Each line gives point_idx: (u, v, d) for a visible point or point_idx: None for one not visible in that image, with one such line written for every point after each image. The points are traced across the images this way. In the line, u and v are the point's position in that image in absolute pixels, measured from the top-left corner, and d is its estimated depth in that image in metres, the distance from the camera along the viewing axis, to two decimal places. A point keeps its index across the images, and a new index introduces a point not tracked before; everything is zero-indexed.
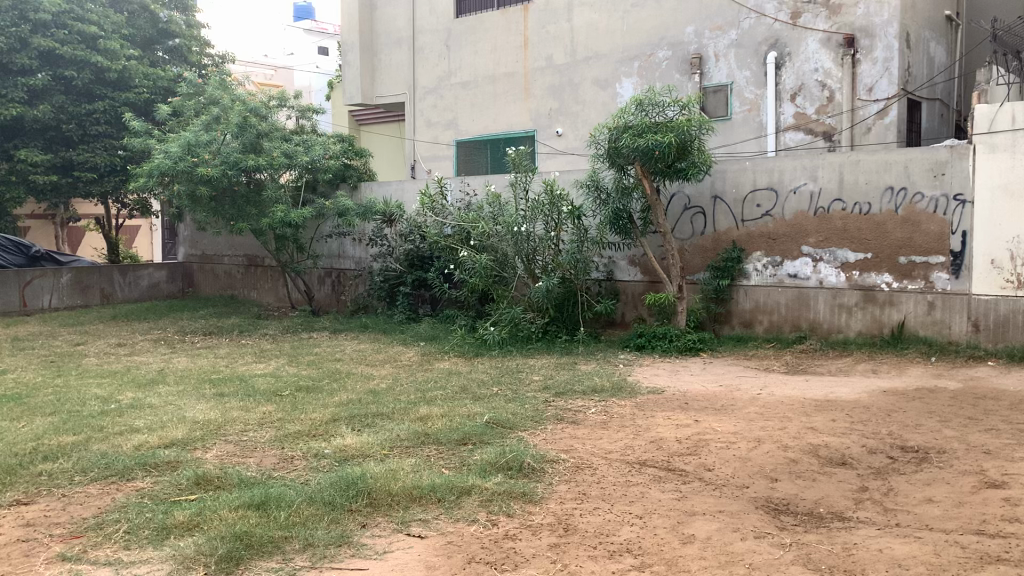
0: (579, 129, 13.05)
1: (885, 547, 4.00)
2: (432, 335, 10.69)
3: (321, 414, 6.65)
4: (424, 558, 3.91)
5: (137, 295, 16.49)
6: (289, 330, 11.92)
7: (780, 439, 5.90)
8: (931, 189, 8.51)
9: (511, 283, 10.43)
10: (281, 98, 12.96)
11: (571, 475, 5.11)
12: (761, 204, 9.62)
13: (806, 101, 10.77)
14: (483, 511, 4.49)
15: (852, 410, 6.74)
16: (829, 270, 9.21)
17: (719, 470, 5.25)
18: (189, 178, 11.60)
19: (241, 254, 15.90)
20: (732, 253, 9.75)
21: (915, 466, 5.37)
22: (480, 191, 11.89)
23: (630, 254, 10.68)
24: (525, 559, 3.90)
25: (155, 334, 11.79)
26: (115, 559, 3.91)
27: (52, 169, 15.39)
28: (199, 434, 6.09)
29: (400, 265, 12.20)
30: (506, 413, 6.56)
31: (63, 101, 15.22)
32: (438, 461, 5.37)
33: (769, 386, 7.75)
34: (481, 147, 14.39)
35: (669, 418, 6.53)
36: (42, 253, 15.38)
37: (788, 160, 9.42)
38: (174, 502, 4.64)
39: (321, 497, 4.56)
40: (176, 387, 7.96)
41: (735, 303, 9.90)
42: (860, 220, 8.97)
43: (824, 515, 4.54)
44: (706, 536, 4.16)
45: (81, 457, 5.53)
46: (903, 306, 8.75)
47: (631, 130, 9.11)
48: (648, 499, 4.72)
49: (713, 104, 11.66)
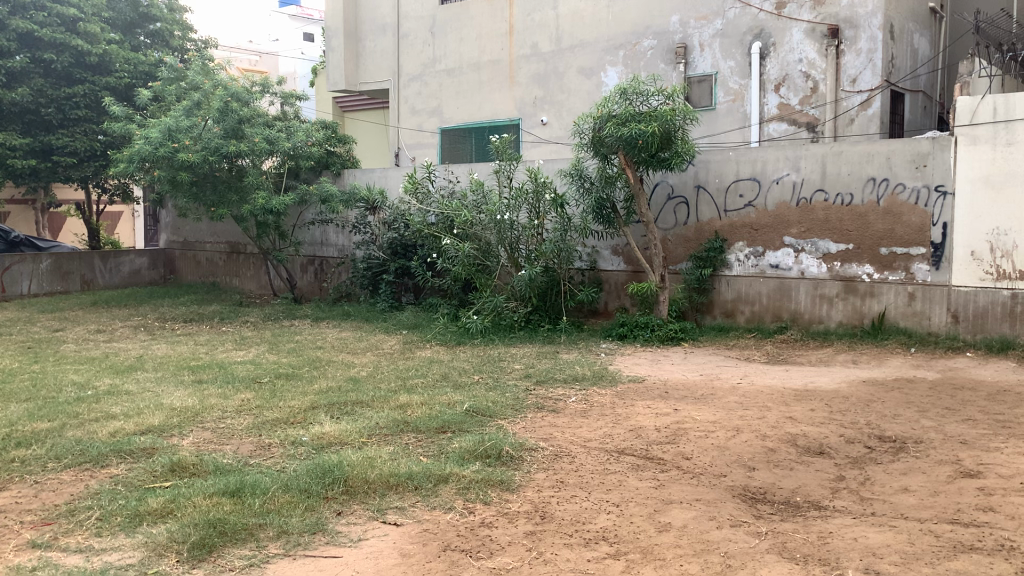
0: (564, 118, 13.01)
1: (860, 536, 4.01)
2: (414, 323, 10.66)
3: (300, 401, 6.61)
4: (399, 546, 3.89)
5: (118, 281, 16.35)
6: (271, 317, 11.85)
7: (759, 428, 5.92)
8: (913, 180, 8.53)
9: (494, 272, 10.40)
10: (264, 84, 12.84)
11: (549, 463, 5.10)
12: (744, 194, 9.62)
13: (790, 91, 10.77)
14: (460, 499, 4.47)
15: (831, 400, 6.77)
16: (811, 261, 9.23)
17: (697, 459, 5.26)
18: (170, 163, 11.49)
19: (223, 241, 15.79)
20: (714, 243, 9.75)
21: (892, 455, 5.39)
22: (464, 179, 11.83)
23: (614, 244, 10.67)
24: (501, 547, 3.88)
25: (136, 321, 11.70)
26: (86, 546, 3.87)
27: (31, 153, 15.22)
28: (175, 421, 6.04)
29: (383, 253, 12.14)
30: (486, 401, 6.55)
31: (42, 84, 15.05)
32: (417, 449, 5.35)
33: (749, 375, 7.77)
34: (465, 135, 14.33)
35: (649, 407, 6.53)
36: (21, 238, 15.31)
37: (771, 151, 9.42)
38: (148, 489, 4.60)
39: (297, 485, 4.53)
40: (154, 373, 7.90)
41: (717, 293, 9.92)
42: (842, 212, 8.98)
43: (800, 504, 4.56)
44: (682, 524, 4.16)
45: (55, 443, 5.47)
46: (884, 297, 8.78)
47: (614, 119, 9.08)
48: (626, 487, 4.72)
49: (698, 94, 11.64)
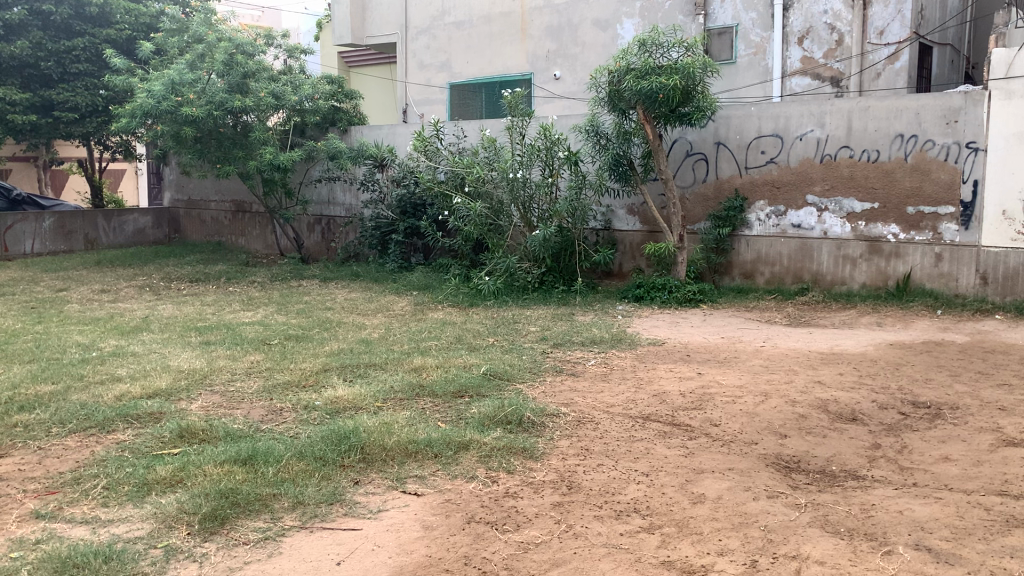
0: (578, 72, 12.65)
1: (906, 509, 3.81)
2: (425, 284, 10.44)
3: (311, 363, 6.42)
4: (421, 517, 3.69)
5: (121, 241, 16.09)
6: (278, 277, 11.64)
7: (787, 393, 5.70)
8: (943, 137, 8.23)
9: (507, 231, 10.14)
10: (268, 36, 12.49)
11: (573, 430, 4.89)
12: (766, 151, 9.32)
13: (814, 44, 10.39)
14: (483, 467, 4.27)
15: (859, 364, 6.56)
16: (834, 220, 8.96)
17: (727, 426, 5.05)
18: (173, 118, 11.19)
19: (228, 200, 15.54)
20: (734, 202, 9.46)
21: (928, 422, 5.18)
22: (473, 136, 11.51)
23: (629, 203, 10.37)
24: (528, 519, 3.68)
25: (141, 281, 11.49)
26: (92, 517, 3.68)
27: (31, 108, 14.88)
28: (183, 384, 5.85)
29: (392, 213, 11.87)
30: (503, 364, 6.34)
31: (41, 37, 14.70)
32: (434, 414, 5.15)
33: (772, 338, 7.54)
34: (475, 90, 13.98)
35: (671, 370, 6.32)
36: (24, 196, 15.08)
37: (795, 106, 9.11)
38: (157, 456, 4.40)
39: (311, 452, 4.33)
40: (160, 335, 7.70)
41: (736, 254, 9.67)
42: (868, 169, 8.69)
43: (837, 474, 4.35)
44: (717, 495, 3.95)
45: (58, 407, 5.27)
46: (910, 258, 8.53)
47: (633, 72, 8.77)
48: (654, 456, 4.51)
49: (717, 47, 11.28)
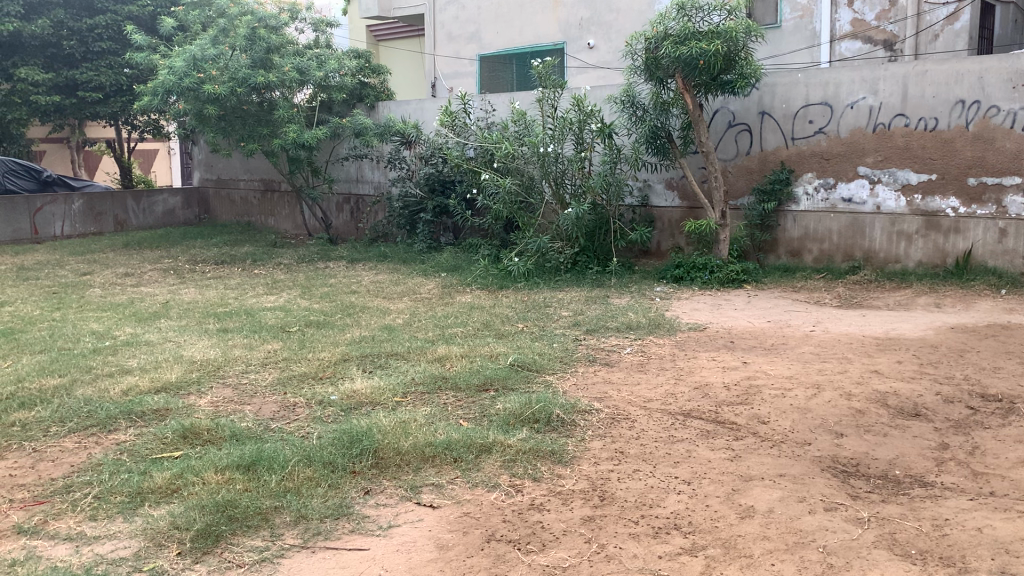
0: (613, 41, 12.11)
1: (985, 526, 3.34)
2: (454, 265, 10.05)
3: (331, 353, 6.07)
4: (434, 535, 3.32)
5: (151, 222, 15.94)
6: (305, 259, 11.32)
7: (842, 385, 5.23)
8: (1009, 102, 7.63)
9: (539, 210, 9.71)
10: (293, 10, 12.11)
11: (606, 429, 4.49)
12: (814, 120, 8.75)
13: (866, 5, 9.81)
14: (506, 474, 3.89)
15: (918, 350, 6.04)
16: (888, 194, 8.38)
17: (776, 423, 4.60)
18: (196, 96, 10.88)
19: (257, 179, 15.29)
20: (780, 175, 8.91)
21: (1000, 418, 4.68)
22: (504, 109, 11.05)
23: (668, 177, 9.86)
24: (554, 537, 3.29)
25: (166, 264, 11.24)
26: (77, 533, 3.37)
27: (54, 89, 14.71)
28: (194, 376, 5.53)
29: (420, 191, 11.48)
30: (532, 353, 5.93)
31: (63, 16, 14.53)
32: (455, 410, 4.78)
33: (822, 321, 7.02)
34: (506, 62, 13.50)
35: (714, 359, 5.87)
36: (54, 177, 14.81)
37: (845, 71, 8.52)
38: (156, 461, 4.08)
39: (319, 457, 3.97)
40: (178, 322, 7.40)
41: (782, 230, 9.13)
42: (925, 138, 8.10)
43: (901, 480, 3.90)
44: (767, 508, 3.52)
45: (60, 404, 4.98)
46: (971, 233, 7.95)
47: (672, 38, 8.24)
48: (696, 460, 4.08)
49: (761, 11, 10.66)
